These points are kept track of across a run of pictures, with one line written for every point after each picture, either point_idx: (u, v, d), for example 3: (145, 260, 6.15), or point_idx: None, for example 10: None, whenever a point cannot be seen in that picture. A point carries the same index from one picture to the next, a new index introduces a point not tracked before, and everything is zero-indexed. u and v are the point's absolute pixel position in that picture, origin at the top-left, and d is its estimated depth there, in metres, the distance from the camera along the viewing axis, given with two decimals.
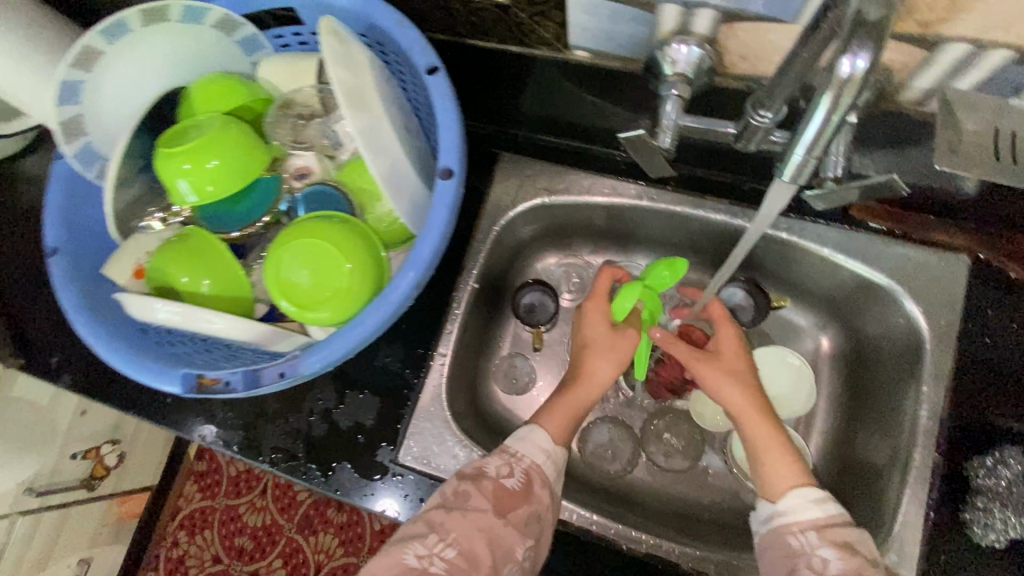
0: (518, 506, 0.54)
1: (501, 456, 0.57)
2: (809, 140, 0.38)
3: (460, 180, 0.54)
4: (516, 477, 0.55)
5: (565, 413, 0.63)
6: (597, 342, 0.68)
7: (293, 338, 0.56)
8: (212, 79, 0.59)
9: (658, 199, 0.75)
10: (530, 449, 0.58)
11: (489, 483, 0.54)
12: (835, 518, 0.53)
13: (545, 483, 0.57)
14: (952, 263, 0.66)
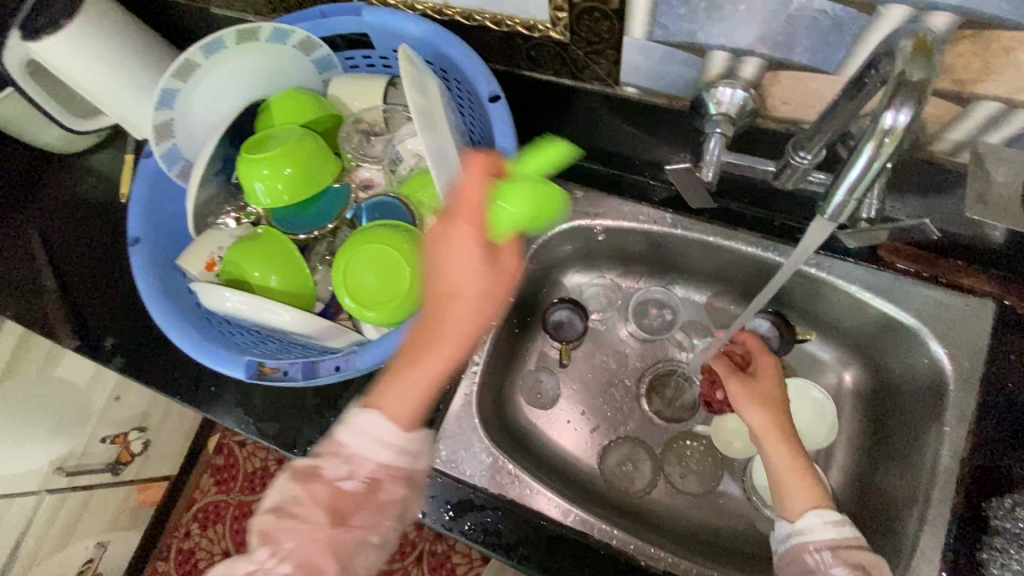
0: (362, 511, 0.49)
1: (333, 455, 0.51)
2: (850, 183, 0.41)
3: (513, 200, 0.58)
4: (356, 480, 0.49)
5: (408, 389, 0.53)
6: (465, 285, 0.53)
7: (348, 337, 0.60)
8: (290, 94, 0.64)
9: (692, 228, 0.78)
10: (346, 436, 0.51)
11: (325, 484, 0.49)
12: (851, 540, 0.55)
13: (395, 479, 0.51)
14: (978, 308, 0.68)
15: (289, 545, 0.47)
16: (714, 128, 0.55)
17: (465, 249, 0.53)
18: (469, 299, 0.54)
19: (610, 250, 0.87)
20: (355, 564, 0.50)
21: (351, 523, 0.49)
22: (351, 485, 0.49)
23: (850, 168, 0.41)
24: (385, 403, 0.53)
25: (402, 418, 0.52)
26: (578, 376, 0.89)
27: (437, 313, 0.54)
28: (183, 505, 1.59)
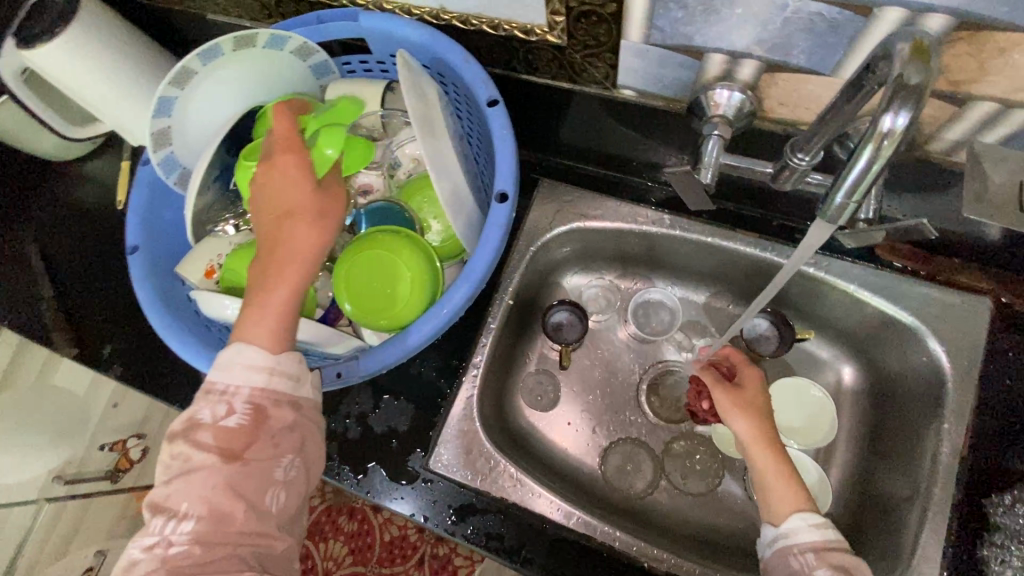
0: (255, 445, 0.49)
1: (208, 398, 0.49)
2: (850, 185, 0.42)
3: (513, 203, 0.58)
4: (240, 416, 0.49)
5: (269, 318, 0.53)
6: (298, 206, 0.54)
7: (348, 342, 0.60)
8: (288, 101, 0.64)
9: (690, 230, 0.78)
10: (225, 377, 0.50)
11: (208, 432, 0.48)
12: (834, 542, 0.55)
13: (280, 403, 0.51)
14: (975, 305, 0.68)
15: (185, 505, 0.46)
16: (711, 131, 0.56)
17: (291, 185, 0.54)
18: (313, 237, 0.54)
19: (609, 251, 0.87)
20: (266, 504, 0.48)
21: (245, 458, 0.48)
22: (236, 423, 0.48)
23: (848, 172, 0.41)
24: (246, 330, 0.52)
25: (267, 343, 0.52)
26: (578, 377, 0.89)
27: (279, 239, 0.53)
28: None
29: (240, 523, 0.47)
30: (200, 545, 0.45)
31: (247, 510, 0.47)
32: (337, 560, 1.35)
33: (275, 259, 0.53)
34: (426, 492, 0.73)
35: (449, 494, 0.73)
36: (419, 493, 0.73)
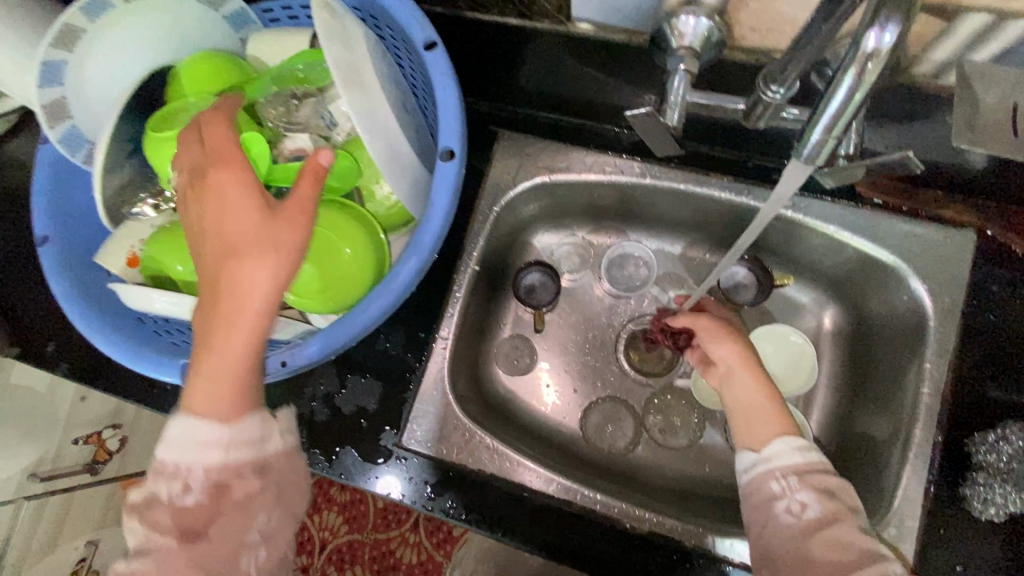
0: (217, 521, 0.45)
1: (161, 475, 0.45)
2: (829, 118, 0.37)
3: (461, 161, 0.52)
4: (196, 491, 0.44)
5: (218, 384, 0.46)
6: (242, 238, 0.45)
7: (294, 326, 0.55)
8: (200, 57, 0.59)
9: (661, 176, 0.73)
10: (173, 452, 0.45)
11: (162, 510, 0.44)
12: (817, 464, 0.52)
13: (247, 475, 0.46)
14: (960, 240, 0.65)
15: None
16: (676, 64, 0.49)
17: (234, 219, 0.46)
18: (267, 290, 0.45)
19: (578, 206, 0.82)
20: (241, 567, 0.46)
21: (207, 536, 0.44)
22: (191, 500, 0.44)
23: (828, 103, 0.36)
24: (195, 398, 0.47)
25: (218, 416, 0.46)
26: (555, 339, 0.85)
27: (225, 287, 0.45)
28: None
29: None
30: None
31: None
32: (332, 530, 1.35)
33: (223, 313, 0.45)
34: (399, 470, 0.70)
35: (425, 470, 0.70)
36: (394, 470, 0.70)
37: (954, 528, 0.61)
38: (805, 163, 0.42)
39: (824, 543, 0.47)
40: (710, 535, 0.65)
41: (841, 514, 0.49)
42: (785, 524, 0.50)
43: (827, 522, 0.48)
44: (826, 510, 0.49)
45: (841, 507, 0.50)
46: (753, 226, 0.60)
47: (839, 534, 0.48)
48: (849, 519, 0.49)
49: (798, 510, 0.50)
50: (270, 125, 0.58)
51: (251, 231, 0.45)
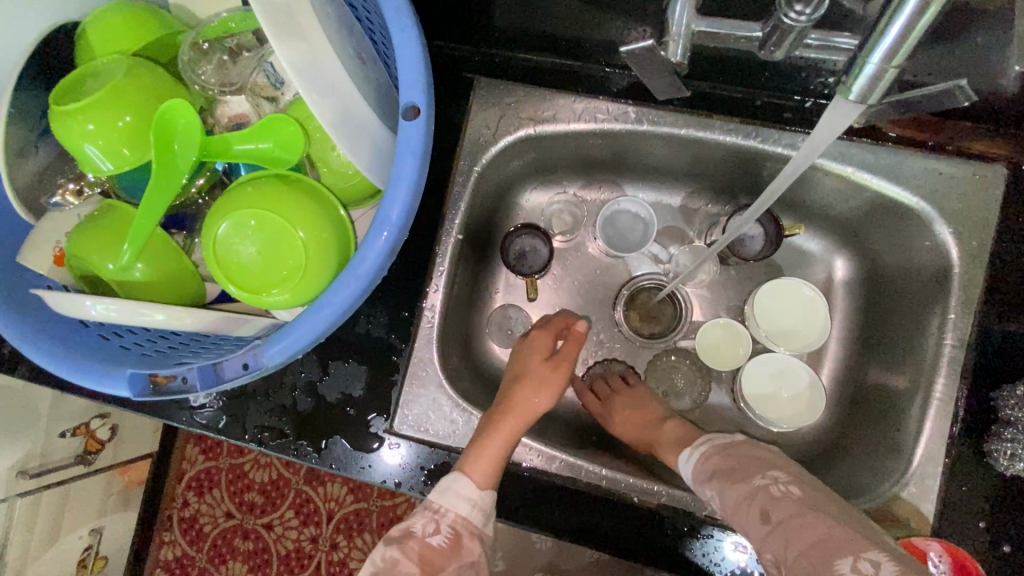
0: (449, 565, 0.52)
1: (421, 513, 0.55)
2: (887, 46, 0.31)
3: (429, 119, 0.44)
4: (442, 534, 0.53)
5: (494, 456, 0.58)
6: (534, 351, 0.69)
7: (254, 321, 0.49)
8: (110, 10, 0.49)
9: (660, 121, 0.66)
10: (455, 501, 0.55)
11: (415, 543, 0.52)
12: (704, 455, 0.56)
13: (473, 534, 0.54)
14: (985, 175, 0.60)
15: None
16: None
17: (533, 356, 0.68)
18: (529, 393, 0.65)
19: (567, 160, 0.75)
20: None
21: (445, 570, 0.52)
22: (438, 542, 0.53)
23: (882, 36, 0.31)
24: (472, 460, 0.58)
25: (490, 484, 0.57)
26: (549, 305, 0.80)
27: (506, 398, 0.64)
28: (174, 476, 1.36)
29: None
30: None
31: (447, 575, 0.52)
32: (338, 499, 1.32)
33: (502, 412, 0.62)
34: (394, 457, 0.66)
35: (421, 455, 0.66)
36: (388, 458, 0.66)
37: (978, 483, 0.58)
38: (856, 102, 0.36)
39: (736, 511, 0.49)
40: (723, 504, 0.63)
41: (728, 485, 0.51)
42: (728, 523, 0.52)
43: (727, 494, 0.51)
44: (719, 492, 0.52)
45: (733, 475, 0.51)
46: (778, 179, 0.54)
47: (731, 499, 0.50)
48: (733, 481, 0.51)
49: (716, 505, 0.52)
50: (200, 86, 0.50)
51: (544, 371, 0.67)
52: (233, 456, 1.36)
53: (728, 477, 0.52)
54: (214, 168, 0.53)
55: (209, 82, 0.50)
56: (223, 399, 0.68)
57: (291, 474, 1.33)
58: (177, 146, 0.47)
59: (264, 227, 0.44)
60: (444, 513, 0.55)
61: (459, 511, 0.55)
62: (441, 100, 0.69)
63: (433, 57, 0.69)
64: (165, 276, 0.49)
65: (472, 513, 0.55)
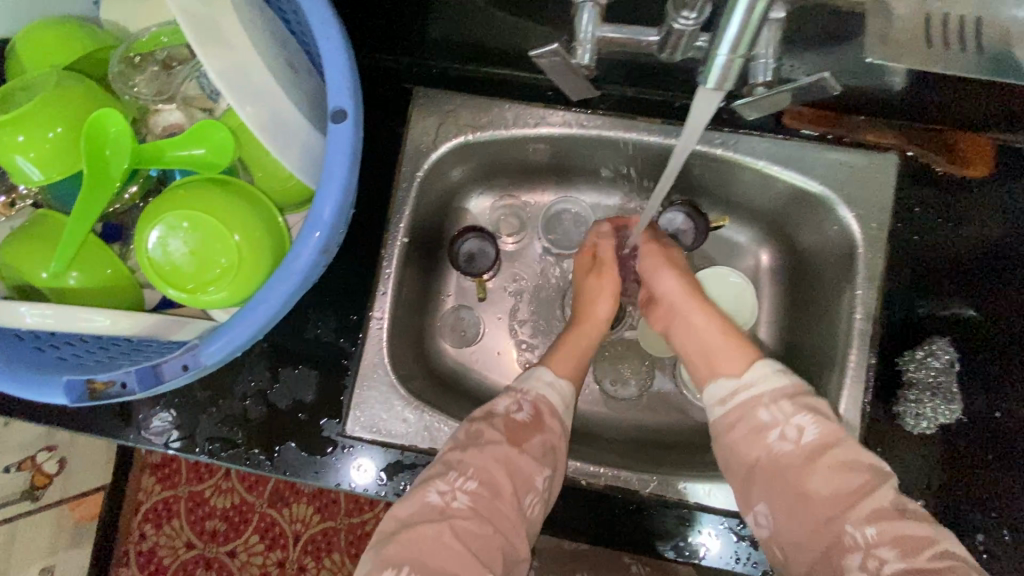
0: (532, 437, 0.57)
1: (508, 395, 0.60)
2: (732, 36, 0.34)
3: (356, 122, 0.46)
4: (526, 410, 0.59)
5: (572, 353, 0.67)
6: (582, 268, 0.74)
7: (193, 325, 0.50)
8: (40, 27, 0.50)
9: (590, 124, 0.70)
10: (538, 383, 0.62)
11: (499, 419, 0.58)
12: (801, 386, 0.55)
13: (553, 414, 0.60)
14: (882, 164, 0.65)
15: (473, 473, 0.54)
16: None
17: (587, 267, 0.74)
18: (598, 300, 0.71)
19: (509, 165, 0.78)
20: (525, 504, 0.55)
21: (526, 448, 0.56)
22: (521, 416, 0.58)
23: (727, 24, 0.34)
24: (553, 360, 0.66)
25: (568, 374, 0.65)
26: (499, 305, 0.83)
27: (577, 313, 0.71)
28: (129, 508, 1.25)
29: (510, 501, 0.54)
30: (478, 515, 0.52)
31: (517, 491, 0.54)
32: (305, 520, 1.26)
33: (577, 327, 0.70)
34: (348, 459, 0.67)
35: (375, 455, 0.67)
36: (343, 462, 0.67)
37: (894, 446, 0.63)
38: (714, 90, 0.39)
39: (829, 467, 0.50)
40: (666, 482, 0.66)
41: (834, 433, 0.52)
42: (782, 451, 0.52)
43: (827, 446, 0.51)
44: (815, 424, 0.52)
45: (836, 428, 0.52)
46: (670, 166, 0.57)
47: (844, 456, 0.50)
48: (844, 442, 0.51)
49: (794, 434, 0.52)
50: (132, 97, 0.52)
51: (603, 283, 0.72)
52: (193, 483, 1.27)
53: (837, 426, 0.52)
54: (149, 174, 0.54)
55: (143, 94, 0.52)
56: (172, 413, 0.67)
57: (254, 498, 1.26)
58: (108, 153, 0.48)
59: (200, 227, 0.45)
60: (526, 392, 0.61)
61: (541, 391, 0.61)
62: (383, 112, 0.72)
63: (373, 71, 0.72)
64: (102, 281, 0.50)
65: (552, 391, 0.61)
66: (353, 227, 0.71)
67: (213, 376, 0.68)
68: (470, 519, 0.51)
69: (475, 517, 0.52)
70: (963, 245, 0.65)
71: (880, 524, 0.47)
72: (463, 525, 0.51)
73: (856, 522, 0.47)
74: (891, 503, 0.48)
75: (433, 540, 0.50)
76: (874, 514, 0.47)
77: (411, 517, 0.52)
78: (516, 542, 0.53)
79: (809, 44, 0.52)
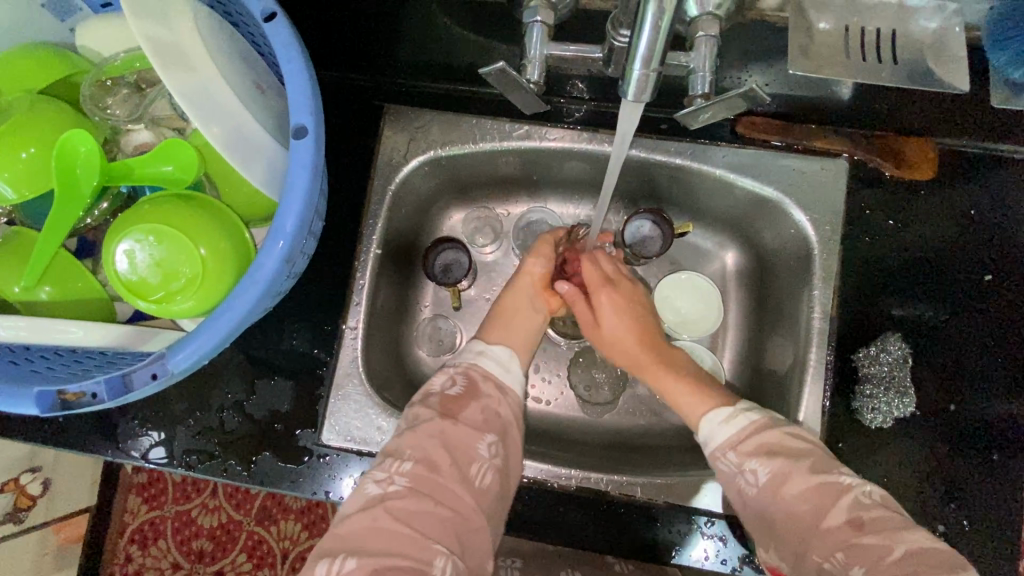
0: (467, 406, 0.59)
1: (440, 373, 0.62)
2: (643, 52, 0.37)
3: (317, 138, 0.48)
4: (459, 383, 0.61)
5: (505, 324, 0.69)
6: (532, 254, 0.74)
7: (164, 335, 0.52)
8: (16, 54, 0.53)
9: (553, 136, 0.73)
10: (469, 354, 0.65)
11: (435, 397, 0.60)
12: (749, 428, 0.57)
13: (487, 379, 0.62)
14: (832, 168, 0.68)
15: (409, 450, 0.56)
16: (532, 16, 0.47)
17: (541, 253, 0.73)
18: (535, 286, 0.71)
19: (480, 178, 0.80)
20: (472, 473, 0.56)
21: (460, 418, 0.58)
22: (456, 389, 0.60)
23: (638, 39, 0.37)
24: (488, 330, 0.68)
25: (501, 341, 0.67)
26: (475, 315, 0.83)
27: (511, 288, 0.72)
28: (113, 532, 1.24)
29: (449, 476, 0.55)
30: (416, 488, 0.53)
31: (457, 467, 0.55)
32: (293, 538, 1.25)
33: (510, 301, 0.70)
34: (324, 468, 0.68)
35: (350, 464, 0.68)
36: (319, 471, 0.68)
37: (854, 441, 0.65)
38: (637, 101, 0.42)
39: (789, 502, 0.52)
40: (636, 483, 0.67)
41: (788, 470, 0.53)
42: (748, 496, 0.54)
43: (781, 482, 0.53)
44: (769, 468, 0.54)
45: (787, 460, 0.54)
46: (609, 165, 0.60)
47: (794, 490, 0.52)
48: (799, 468, 0.53)
49: (754, 479, 0.54)
50: (103, 119, 0.54)
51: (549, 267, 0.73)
52: (179, 502, 1.27)
53: (788, 459, 0.54)
54: (120, 191, 0.56)
55: (115, 115, 0.54)
56: (150, 426, 0.68)
57: (242, 515, 1.26)
58: (80, 172, 0.50)
59: (170, 241, 0.47)
60: (457, 365, 0.63)
61: (472, 361, 0.64)
62: (355, 128, 0.75)
63: (346, 89, 0.75)
64: (73, 295, 0.52)
65: (483, 359, 0.64)
66: (327, 240, 0.73)
67: (189, 388, 0.69)
68: (408, 498, 0.53)
69: (415, 495, 0.53)
70: (912, 245, 0.67)
71: (846, 545, 0.48)
72: (400, 505, 0.52)
73: (823, 549, 0.49)
74: (849, 519, 0.50)
75: (373, 527, 0.51)
76: (839, 536, 0.49)
77: (354, 509, 0.53)
78: (467, 516, 0.54)
79: (748, 58, 0.55)
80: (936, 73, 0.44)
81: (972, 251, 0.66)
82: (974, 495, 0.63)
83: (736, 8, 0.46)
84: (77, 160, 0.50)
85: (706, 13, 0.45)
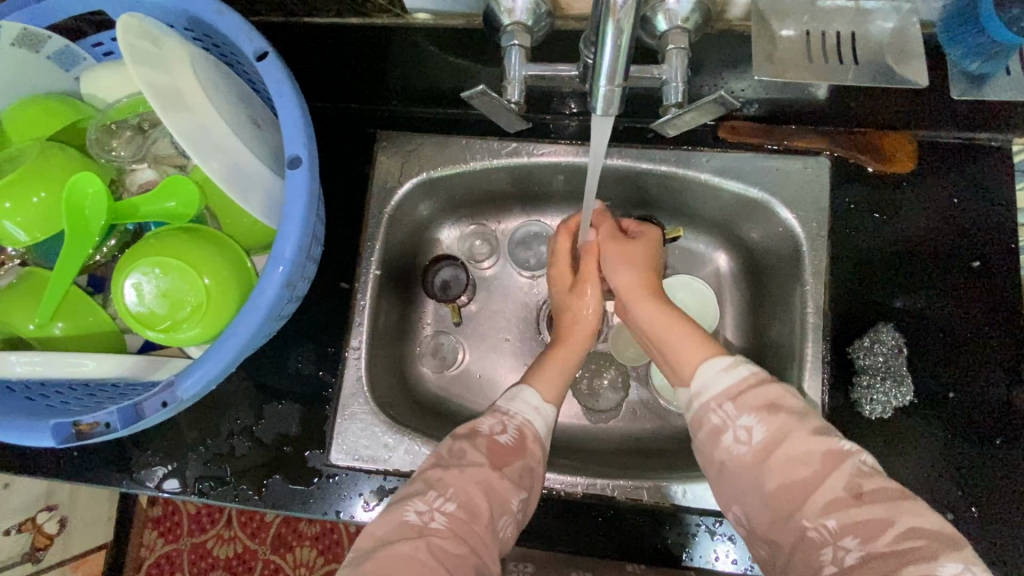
0: (514, 460, 0.60)
1: (489, 416, 0.64)
2: (607, 70, 0.40)
3: (311, 167, 0.51)
4: (509, 434, 0.62)
5: (559, 374, 0.70)
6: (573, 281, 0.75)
7: (172, 364, 0.55)
8: (25, 104, 0.57)
9: (539, 151, 0.75)
10: (524, 408, 0.65)
11: (483, 439, 0.61)
12: (748, 380, 0.57)
13: (535, 438, 0.63)
14: (814, 166, 0.70)
15: (452, 490, 0.56)
16: (510, 40, 0.50)
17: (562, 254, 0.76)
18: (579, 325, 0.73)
19: (474, 195, 0.82)
20: (502, 526, 0.57)
21: (507, 469, 0.59)
22: (505, 439, 0.61)
23: (602, 57, 0.39)
24: (538, 379, 0.69)
25: (555, 398, 0.68)
26: (474, 329, 0.84)
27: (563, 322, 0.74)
28: (132, 567, 1.26)
29: (485, 527, 0.55)
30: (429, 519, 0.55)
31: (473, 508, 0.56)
32: (309, 565, 1.24)
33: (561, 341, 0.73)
34: (335, 489, 0.69)
35: (359, 482, 0.69)
36: (330, 491, 0.69)
37: (856, 433, 0.65)
38: (606, 114, 0.44)
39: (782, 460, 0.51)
40: (641, 486, 0.68)
41: (789, 430, 0.52)
42: (737, 453, 0.54)
43: (775, 441, 0.52)
44: (763, 425, 0.53)
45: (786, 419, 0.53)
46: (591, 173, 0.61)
47: (789, 449, 0.51)
48: (796, 433, 0.52)
49: (746, 436, 0.54)
50: (109, 159, 0.58)
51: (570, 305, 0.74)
52: (194, 534, 1.28)
53: (787, 416, 0.53)
54: (126, 229, 0.59)
55: (120, 157, 0.58)
56: (161, 456, 0.70)
57: (257, 544, 1.26)
58: (88, 212, 0.53)
59: (161, 266, 0.50)
60: (512, 416, 0.64)
61: (527, 417, 0.65)
62: (350, 155, 0.77)
63: (339, 119, 0.78)
64: (84, 329, 0.55)
65: (536, 417, 0.65)
66: (328, 265, 0.75)
67: (198, 416, 0.70)
68: (449, 539, 0.53)
69: (453, 537, 0.54)
70: (899, 238, 0.68)
71: None
72: (441, 543, 0.53)
73: (813, 516, 0.49)
74: (847, 488, 0.49)
75: (409, 555, 0.51)
76: None
77: (391, 536, 0.54)
78: (474, 537, 0.55)
79: (721, 63, 0.57)
80: (897, 71, 0.46)
81: (960, 241, 0.67)
82: (981, 484, 0.63)
83: (704, 21, 0.49)
84: (87, 201, 0.53)
85: (673, 27, 0.48)
